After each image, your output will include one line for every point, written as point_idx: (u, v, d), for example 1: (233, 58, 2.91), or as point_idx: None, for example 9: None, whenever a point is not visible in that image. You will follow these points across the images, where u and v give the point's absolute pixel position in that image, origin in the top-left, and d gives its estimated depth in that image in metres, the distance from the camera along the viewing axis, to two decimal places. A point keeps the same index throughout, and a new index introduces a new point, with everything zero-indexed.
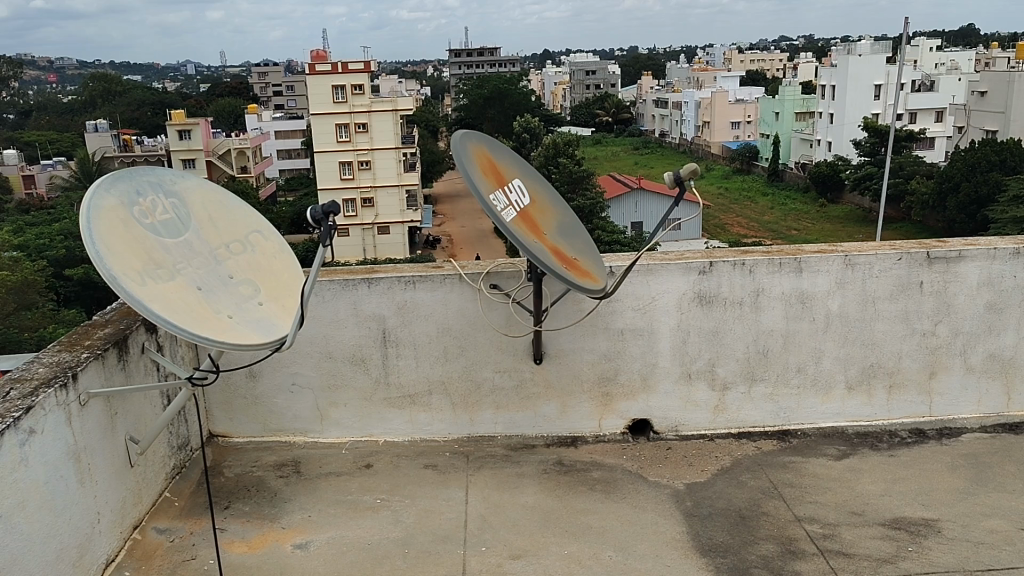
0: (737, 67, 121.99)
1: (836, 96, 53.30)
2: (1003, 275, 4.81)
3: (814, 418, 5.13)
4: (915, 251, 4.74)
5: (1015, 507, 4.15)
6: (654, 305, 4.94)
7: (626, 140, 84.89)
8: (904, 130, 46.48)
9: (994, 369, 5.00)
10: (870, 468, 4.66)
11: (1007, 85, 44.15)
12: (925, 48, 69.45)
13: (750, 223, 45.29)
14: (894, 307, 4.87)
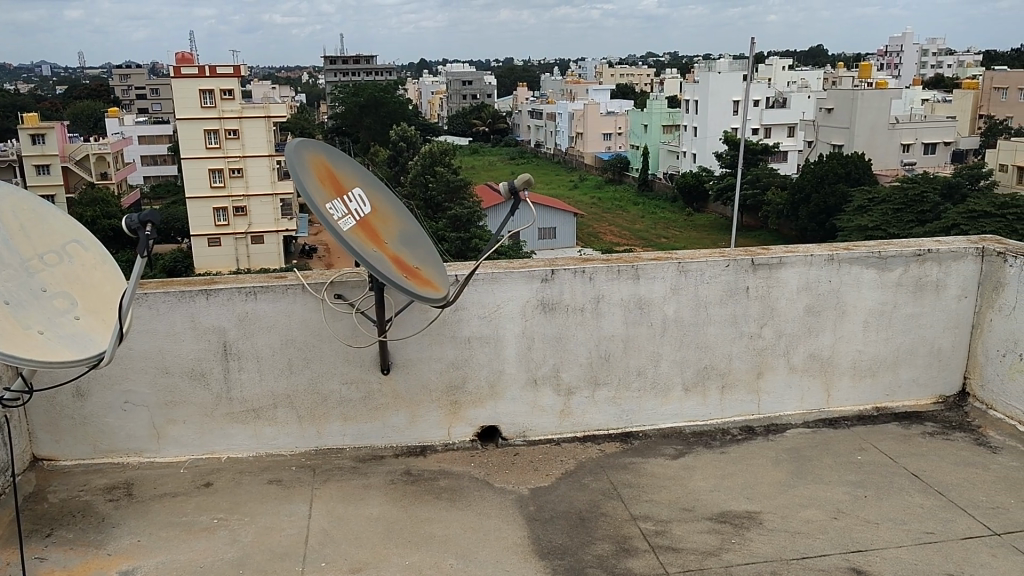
0: (610, 80, 125.34)
1: (699, 110, 55.85)
2: (820, 280, 5.14)
3: (654, 419, 5.33)
4: (741, 257, 5.01)
5: (830, 496, 4.42)
6: (499, 313, 4.99)
7: (502, 150, 85.84)
8: (760, 144, 49.25)
9: (815, 368, 5.34)
10: (703, 467, 4.87)
11: (851, 102, 47.57)
12: (778, 67, 73.84)
13: (622, 232, 46.66)
14: (723, 311, 5.12)
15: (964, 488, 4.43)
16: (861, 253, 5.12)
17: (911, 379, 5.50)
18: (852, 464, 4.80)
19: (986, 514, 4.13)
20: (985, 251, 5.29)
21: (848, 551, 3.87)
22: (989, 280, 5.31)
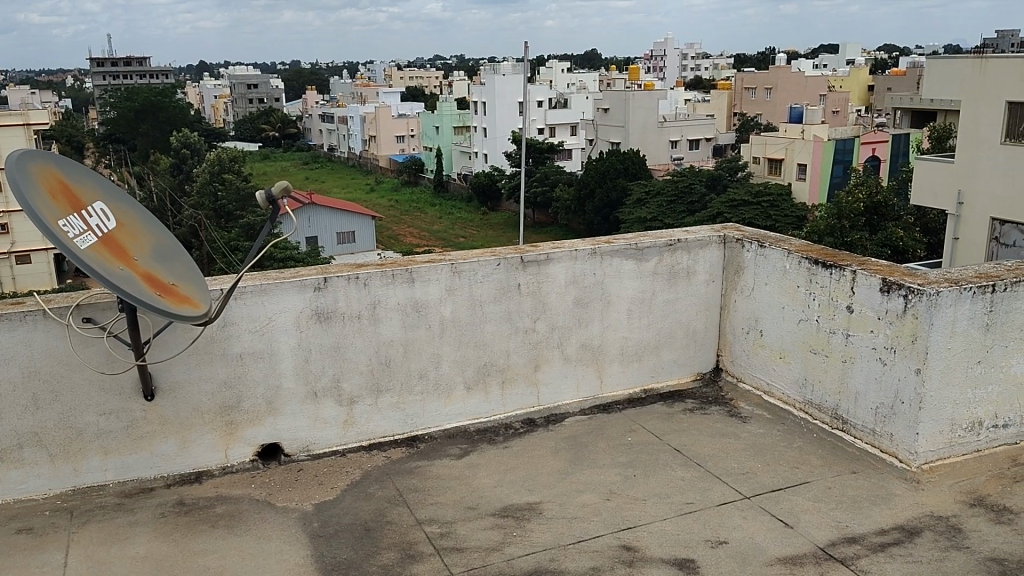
0: (400, 83, 125.10)
1: (487, 112, 57.14)
2: (585, 273, 5.39)
3: (438, 421, 5.33)
4: (511, 255, 5.15)
5: (603, 479, 4.64)
6: (271, 326, 4.77)
7: (293, 155, 83.15)
8: (545, 143, 51.22)
9: (587, 356, 5.58)
10: (487, 463, 4.94)
11: (624, 102, 50.44)
12: (557, 70, 77.16)
13: (420, 233, 46.69)
14: (498, 309, 5.23)
15: (719, 458, 4.80)
16: (621, 245, 5.43)
17: (672, 360, 5.90)
18: (623, 445, 5.06)
19: (738, 480, 4.50)
20: (726, 238, 5.79)
21: (618, 530, 4.07)
22: (731, 264, 5.81)
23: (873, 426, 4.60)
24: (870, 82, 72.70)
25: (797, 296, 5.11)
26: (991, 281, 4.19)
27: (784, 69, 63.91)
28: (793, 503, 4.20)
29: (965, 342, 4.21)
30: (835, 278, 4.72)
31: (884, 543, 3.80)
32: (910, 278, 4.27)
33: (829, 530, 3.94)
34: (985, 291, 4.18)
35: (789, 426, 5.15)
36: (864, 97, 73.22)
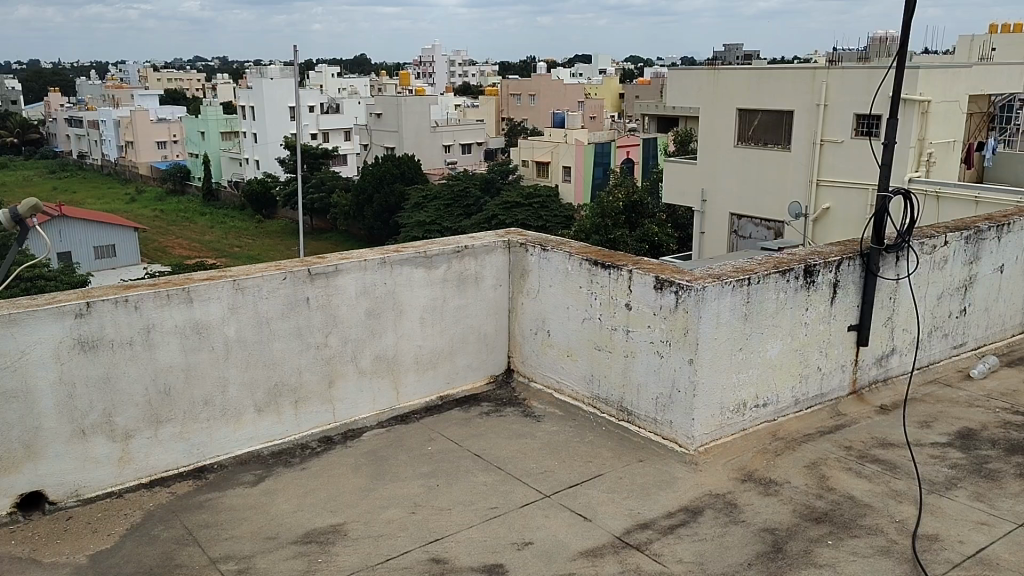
0: (157, 84, 116.98)
1: (256, 116, 55.00)
2: (376, 283, 5.30)
3: (228, 448, 5.00)
4: (298, 269, 4.96)
5: (405, 492, 4.58)
6: (26, 360, 4.21)
7: (36, 163, 75.12)
8: (320, 148, 50.15)
9: (382, 368, 5.50)
10: (283, 488, 4.72)
11: (396, 107, 50.70)
12: (327, 75, 75.96)
13: (190, 244, 43.89)
14: (286, 325, 5.01)
15: (517, 459, 4.91)
16: (409, 253, 5.40)
17: (466, 365, 5.96)
18: (423, 456, 5.03)
19: (536, 479, 4.62)
20: (511, 243, 5.93)
21: (427, 543, 4.04)
22: (516, 268, 5.96)
23: (655, 415, 4.83)
24: (620, 90, 77.77)
25: (580, 296, 5.32)
26: (747, 274, 4.45)
27: (544, 77, 67.00)
28: (589, 496, 4.38)
29: (728, 332, 4.45)
30: (613, 278, 4.93)
31: (672, 525, 4.03)
32: (679, 276, 4.51)
33: (623, 519, 4.13)
34: (743, 284, 4.44)
35: (581, 421, 5.36)
36: (616, 104, 77.89)
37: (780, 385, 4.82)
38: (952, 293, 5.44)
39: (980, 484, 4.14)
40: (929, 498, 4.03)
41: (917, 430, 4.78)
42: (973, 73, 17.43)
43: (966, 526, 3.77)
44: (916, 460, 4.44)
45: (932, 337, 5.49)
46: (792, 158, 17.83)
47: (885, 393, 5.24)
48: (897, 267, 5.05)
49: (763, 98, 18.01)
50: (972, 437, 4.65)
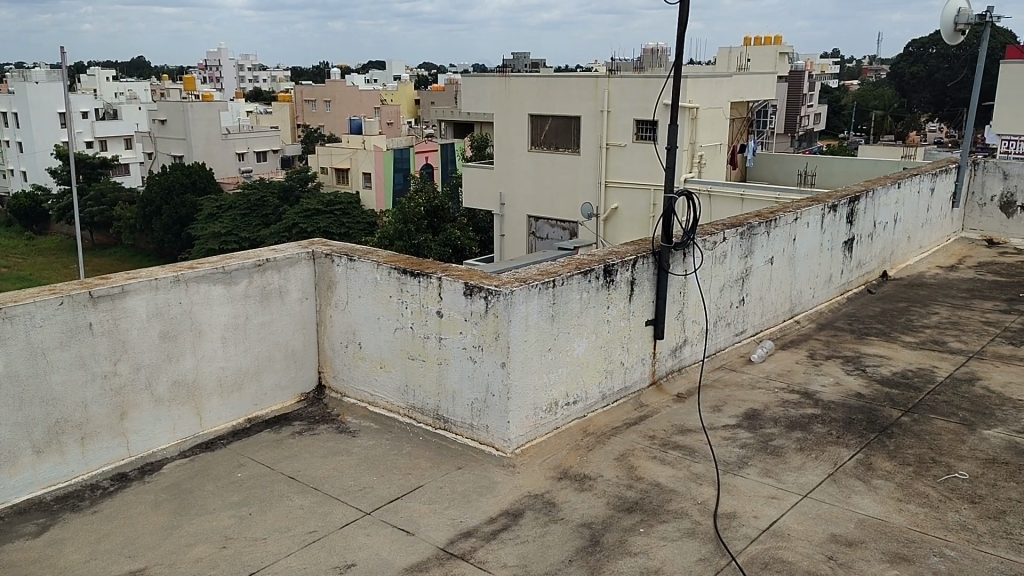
0: None
1: (20, 124, 49.96)
2: (168, 303, 4.93)
3: (4, 497, 4.45)
4: (78, 291, 4.50)
5: (214, 526, 4.30)
6: None
7: None
8: (97, 158, 46.34)
9: (183, 393, 5.13)
10: (72, 537, 4.28)
11: (182, 113, 47.93)
12: (101, 78, 70.51)
13: None
14: (66, 355, 4.52)
15: (334, 478, 4.75)
16: (205, 270, 5.07)
17: (275, 385, 5.71)
18: (233, 484, 4.76)
19: (355, 497, 4.49)
20: (315, 254, 5.74)
21: None
22: (322, 280, 5.77)
23: (470, 420, 4.82)
24: (415, 95, 77.97)
25: (389, 306, 5.21)
26: (552, 276, 4.49)
27: (338, 83, 65.91)
28: (411, 509, 4.30)
29: (536, 333, 4.48)
30: (423, 286, 4.86)
31: (495, 530, 4.02)
32: (489, 281, 4.51)
33: (447, 529, 4.08)
34: (548, 286, 4.47)
35: (396, 433, 5.26)
36: (412, 109, 78.14)
37: (588, 381, 4.90)
38: (731, 285, 5.62)
39: (767, 461, 4.30)
40: (725, 478, 4.18)
41: (711, 415, 4.95)
42: (734, 82, 19.00)
43: (759, 501, 3.93)
44: (711, 442, 4.59)
45: (716, 327, 5.65)
46: (582, 161, 18.69)
47: (681, 380, 5.42)
48: (685, 264, 5.21)
49: (553, 104, 18.71)
50: (758, 416, 4.82)
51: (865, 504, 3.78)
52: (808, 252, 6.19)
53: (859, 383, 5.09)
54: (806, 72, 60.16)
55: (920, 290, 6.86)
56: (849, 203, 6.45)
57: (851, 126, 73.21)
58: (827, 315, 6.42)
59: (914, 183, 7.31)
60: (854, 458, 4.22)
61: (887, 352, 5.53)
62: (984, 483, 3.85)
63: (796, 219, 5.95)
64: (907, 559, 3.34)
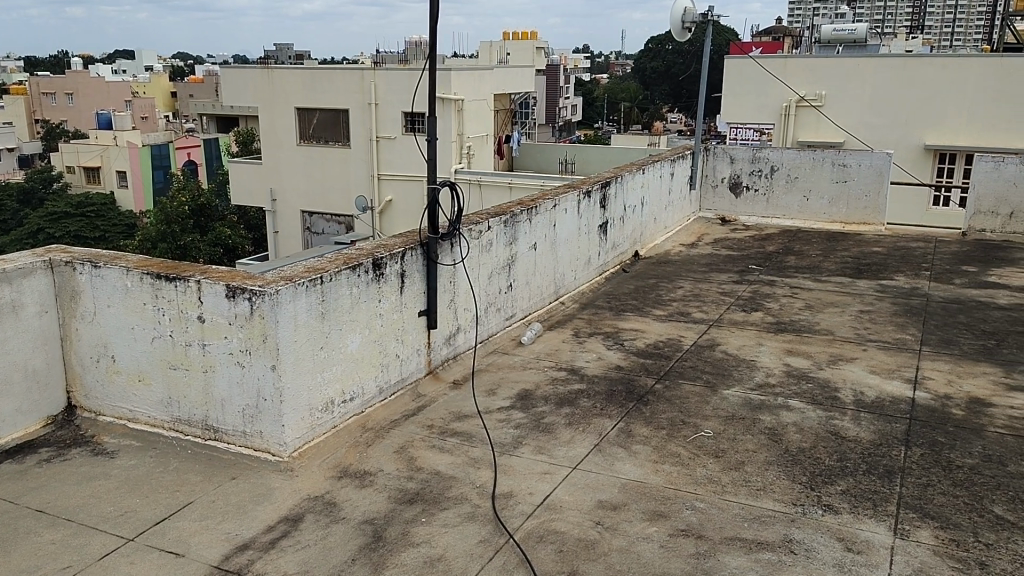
0: None
1: None
2: None
3: None
4: None
5: None
6: None
7: None
8: None
9: None
10: None
11: None
12: None
13: None
14: None
15: (91, 505, 4.28)
16: None
17: (13, 410, 4.96)
18: None
19: (116, 524, 4.06)
20: (53, 262, 5.03)
21: None
22: (64, 290, 5.07)
23: (243, 427, 4.50)
24: (173, 88, 73.02)
25: (144, 314, 4.71)
26: (319, 273, 4.27)
27: (82, 73, 60.22)
28: (181, 529, 3.95)
29: (306, 333, 4.24)
30: (180, 290, 4.44)
31: (273, 539, 3.80)
32: (251, 281, 4.18)
33: (220, 545, 3.79)
34: (315, 283, 4.24)
35: (161, 449, 4.81)
36: (169, 103, 72.99)
37: (363, 376, 4.70)
38: (499, 270, 5.67)
39: (539, 438, 4.43)
40: (502, 460, 4.25)
41: (485, 399, 4.95)
42: (496, 75, 19.54)
43: (533, 478, 4.06)
44: (487, 426, 4.61)
45: (488, 313, 5.66)
46: (352, 154, 18.44)
47: (456, 367, 5.36)
48: (453, 253, 5.15)
49: (319, 96, 18.26)
50: (529, 396, 4.93)
51: (626, 468, 4.06)
52: (569, 236, 6.48)
53: (619, 356, 5.39)
54: (562, 66, 63.42)
55: (665, 266, 7.43)
56: (602, 189, 6.81)
57: (604, 117, 77.88)
58: (589, 294, 6.72)
59: (655, 169, 7.90)
60: (616, 427, 4.48)
61: (641, 325, 5.90)
62: (725, 438, 4.21)
63: (555, 205, 6.16)
64: (663, 516, 3.63)
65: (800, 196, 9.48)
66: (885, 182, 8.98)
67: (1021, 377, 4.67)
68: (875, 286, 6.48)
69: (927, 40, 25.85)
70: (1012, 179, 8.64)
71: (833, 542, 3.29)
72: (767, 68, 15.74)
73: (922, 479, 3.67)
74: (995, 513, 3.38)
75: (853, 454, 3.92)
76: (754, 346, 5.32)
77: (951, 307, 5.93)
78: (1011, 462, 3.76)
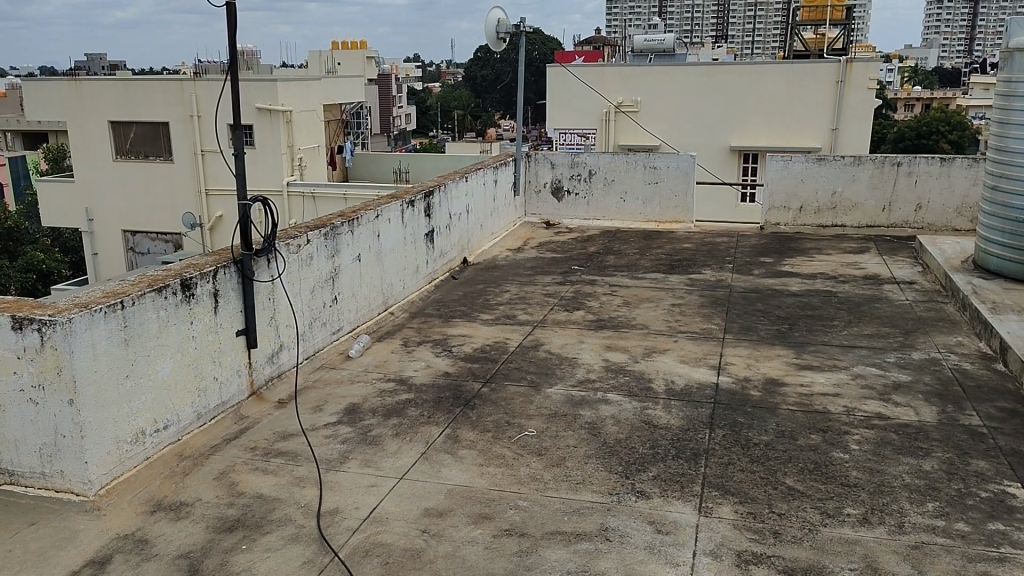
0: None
1: None
2: None
3: None
4: None
5: None
6: None
7: None
8: None
9: None
10: None
11: None
12: None
13: None
14: None
15: None
16: None
17: None
18: None
19: None
20: None
21: None
22: None
23: (41, 468, 4.01)
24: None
25: None
26: (118, 298, 3.92)
27: None
28: None
29: (108, 362, 3.89)
30: None
31: None
32: (41, 310, 3.77)
33: None
34: (115, 308, 3.90)
35: None
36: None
37: (178, 403, 4.41)
38: (322, 284, 5.56)
39: (366, 452, 4.35)
40: (328, 476, 4.11)
41: (311, 415, 4.82)
42: (324, 85, 19.22)
43: (359, 492, 3.95)
44: (312, 443, 4.48)
45: (312, 327, 5.53)
46: (176, 169, 17.47)
47: (281, 387, 5.17)
48: (270, 269, 4.98)
49: (135, 109, 17.30)
50: (356, 409, 4.86)
51: (452, 474, 4.07)
52: (393, 246, 6.45)
53: (447, 363, 5.43)
54: (394, 76, 63.40)
55: (493, 271, 7.55)
56: (425, 198, 6.84)
57: (437, 125, 78.17)
58: (418, 303, 6.72)
59: (478, 176, 8.02)
60: (443, 434, 4.49)
61: (468, 331, 5.96)
62: (547, 436, 4.33)
63: (378, 216, 6.12)
64: (488, 518, 3.66)
65: (617, 198, 9.91)
66: (690, 183, 9.56)
67: (810, 358, 5.09)
68: (685, 280, 6.88)
69: (728, 47, 27.77)
70: (800, 176, 9.44)
71: (645, 526, 3.45)
72: (580, 79, 16.41)
73: (724, 458, 3.92)
74: (786, 484, 3.67)
75: (664, 440, 4.14)
76: (576, 345, 5.50)
77: (751, 296, 6.39)
78: (800, 436, 4.09)
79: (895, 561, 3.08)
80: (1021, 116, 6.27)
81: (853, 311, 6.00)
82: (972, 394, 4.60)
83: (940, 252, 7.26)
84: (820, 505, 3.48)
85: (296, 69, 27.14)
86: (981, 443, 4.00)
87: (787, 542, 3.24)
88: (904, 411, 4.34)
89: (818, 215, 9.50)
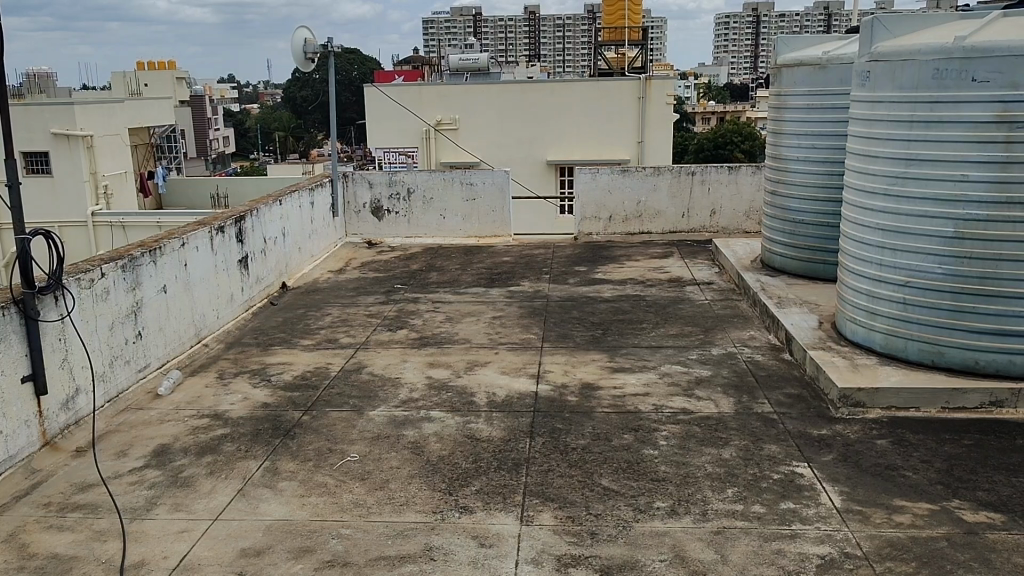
0: None
1: None
2: None
3: None
4: None
5: None
6: None
7: None
8: None
9: None
10: None
11: None
12: None
13: None
14: None
15: None
16: None
17: None
18: None
19: None
20: None
21: None
22: None
23: None
24: None
25: None
26: None
27: None
28: None
29: None
30: None
31: None
32: None
33: None
34: None
35: None
36: None
37: None
38: (122, 320, 5.20)
39: (177, 495, 4.09)
40: (132, 527, 3.82)
41: (115, 462, 4.48)
42: (129, 107, 18.25)
43: (168, 539, 3.69)
44: (115, 492, 4.15)
45: (114, 367, 5.16)
46: None
47: (79, 435, 4.76)
48: (58, 307, 4.60)
49: None
50: (166, 451, 4.57)
51: (271, 509, 3.89)
52: (203, 276, 6.17)
53: (265, 394, 5.21)
54: (207, 97, 61.13)
55: (313, 295, 7.37)
56: (235, 224, 6.60)
57: (258, 147, 75.82)
58: (234, 332, 6.44)
59: (293, 199, 7.84)
60: (261, 467, 4.31)
61: (288, 358, 5.77)
62: (370, 459, 4.25)
63: (183, 244, 5.84)
64: (309, 550, 3.52)
65: (437, 215, 9.95)
66: (506, 197, 9.79)
67: (622, 360, 5.31)
68: (504, 293, 7.00)
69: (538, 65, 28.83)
70: (608, 187, 9.86)
71: (468, 542, 3.45)
72: (397, 98, 16.40)
73: (543, 466, 4.00)
74: (602, 485, 3.79)
75: (486, 453, 4.18)
76: (399, 364, 5.45)
77: (567, 305, 6.59)
78: (614, 437, 4.24)
79: (700, 548, 3.25)
80: (791, 126, 6.85)
81: (661, 313, 6.32)
82: (764, 383, 4.97)
83: (734, 254, 7.80)
84: (633, 502, 3.63)
85: (94, 92, 25.67)
86: (773, 428, 4.32)
87: (604, 541, 3.35)
88: (705, 405, 4.61)
89: (626, 224, 9.95)
